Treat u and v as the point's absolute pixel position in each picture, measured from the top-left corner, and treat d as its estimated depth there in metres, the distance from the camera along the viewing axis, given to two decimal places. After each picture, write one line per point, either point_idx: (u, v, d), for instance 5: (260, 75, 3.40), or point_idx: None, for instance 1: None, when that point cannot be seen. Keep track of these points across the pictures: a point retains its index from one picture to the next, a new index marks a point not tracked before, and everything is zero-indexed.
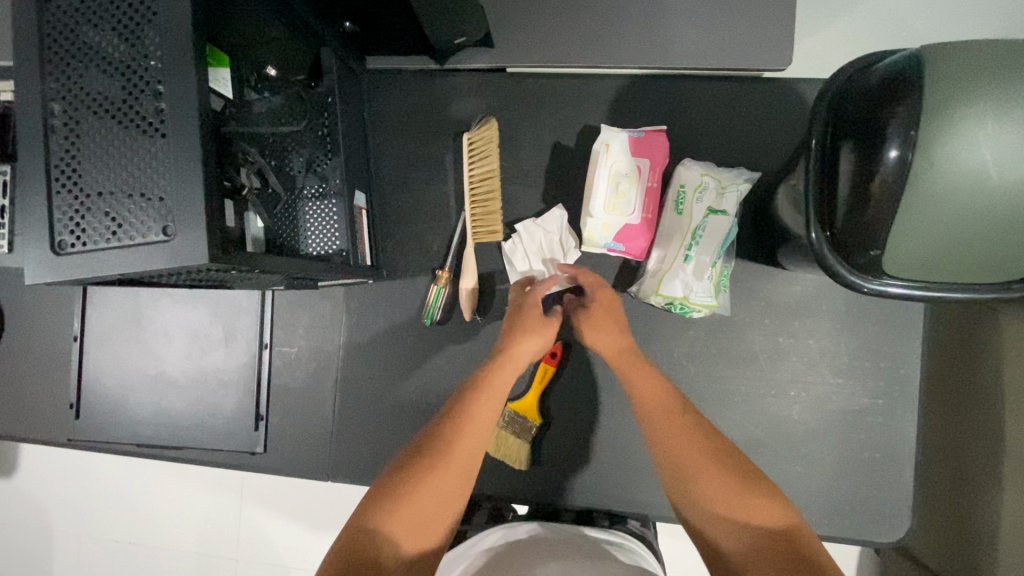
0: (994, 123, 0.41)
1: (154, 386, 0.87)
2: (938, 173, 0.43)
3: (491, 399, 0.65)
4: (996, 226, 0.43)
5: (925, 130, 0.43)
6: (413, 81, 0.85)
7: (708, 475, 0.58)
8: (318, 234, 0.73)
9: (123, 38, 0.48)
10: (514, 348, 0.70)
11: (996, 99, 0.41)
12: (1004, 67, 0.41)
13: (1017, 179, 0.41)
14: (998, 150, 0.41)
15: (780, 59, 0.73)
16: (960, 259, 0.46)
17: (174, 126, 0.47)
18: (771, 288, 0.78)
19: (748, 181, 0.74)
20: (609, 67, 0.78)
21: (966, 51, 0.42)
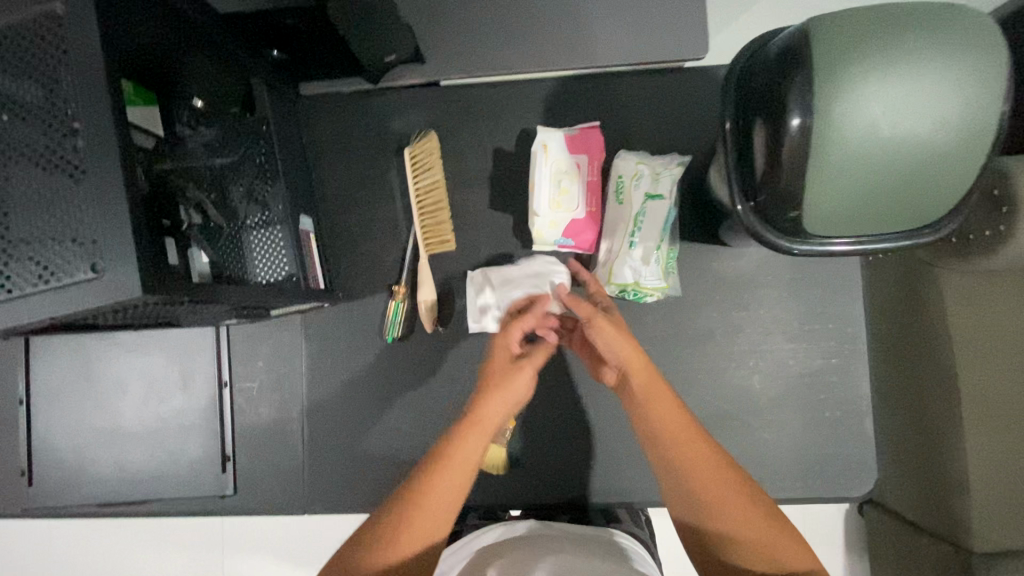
0: (878, 81, 0.44)
1: (111, 442, 0.84)
2: (840, 132, 0.45)
3: (461, 459, 0.57)
4: (897, 174, 0.46)
5: (820, 94, 0.45)
6: (349, 103, 0.86)
7: (729, 516, 0.57)
8: (266, 262, 0.72)
9: (38, 83, 0.47)
10: (484, 409, 0.60)
11: (876, 58, 0.44)
12: (878, 30, 0.45)
13: (905, 129, 0.44)
14: (886, 104, 0.44)
15: (697, 47, 0.77)
16: (876, 208, 0.48)
17: (95, 162, 0.46)
18: (718, 265, 0.80)
19: (680, 164, 0.76)
20: (539, 71, 0.81)
21: (843, 20, 0.46)
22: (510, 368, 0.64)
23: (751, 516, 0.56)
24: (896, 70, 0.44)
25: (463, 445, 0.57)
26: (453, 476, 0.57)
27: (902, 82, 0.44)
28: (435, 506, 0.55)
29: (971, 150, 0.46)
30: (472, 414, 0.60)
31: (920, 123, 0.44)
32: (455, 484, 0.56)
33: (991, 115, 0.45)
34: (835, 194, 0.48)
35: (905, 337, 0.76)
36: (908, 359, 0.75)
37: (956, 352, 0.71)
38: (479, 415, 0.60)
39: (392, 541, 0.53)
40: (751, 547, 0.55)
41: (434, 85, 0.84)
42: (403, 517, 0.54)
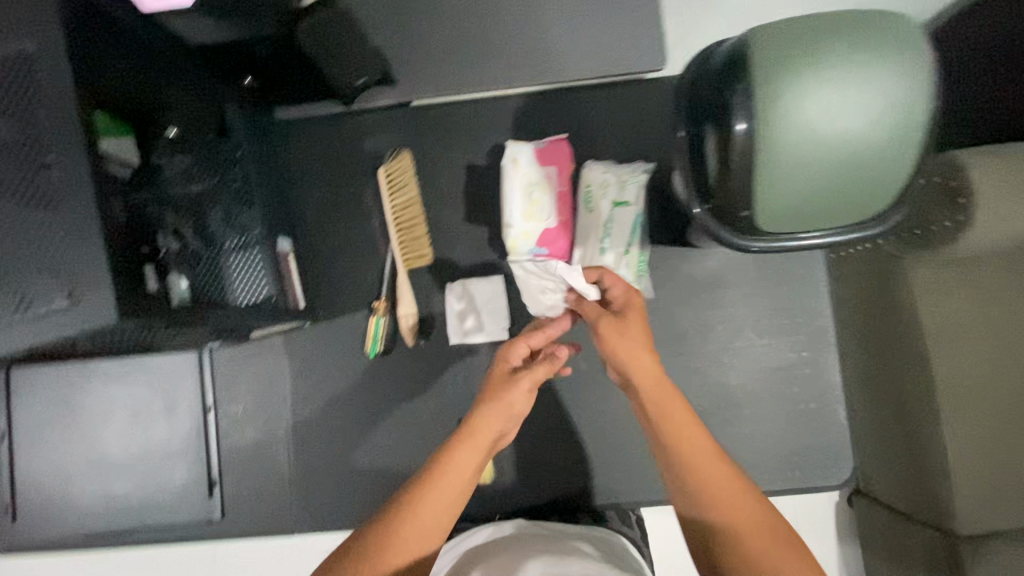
0: (814, 85, 0.47)
1: (95, 472, 0.83)
2: (781, 135, 0.48)
3: (451, 475, 0.52)
4: (839, 172, 0.49)
5: (762, 100, 0.48)
6: (323, 125, 0.88)
7: (714, 514, 0.50)
8: (244, 283, 0.72)
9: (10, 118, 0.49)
10: (478, 422, 0.56)
11: (811, 65, 0.47)
12: (812, 38, 0.48)
13: (842, 128, 0.47)
14: (823, 106, 0.47)
15: (655, 59, 0.80)
16: (823, 204, 0.51)
17: (70, 194, 0.48)
18: (688, 266, 0.83)
19: (645, 172, 0.80)
20: (506, 88, 0.83)
21: (778, 30, 0.49)
22: (507, 381, 0.59)
23: (739, 515, 0.49)
24: (829, 73, 0.47)
25: (455, 460, 0.53)
26: (441, 495, 0.52)
27: (836, 85, 0.47)
28: (419, 529, 0.50)
29: (907, 145, 0.49)
30: (467, 425, 0.56)
31: (863, 118, 0.47)
32: (442, 504, 0.51)
33: (923, 111, 0.48)
34: (783, 193, 0.51)
35: (876, 328, 0.77)
36: (883, 349, 0.76)
37: (931, 339, 0.70)
38: (473, 429, 0.55)
39: (370, 564, 0.48)
40: (737, 544, 0.48)
41: (406, 106, 0.86)
42: (384, 536, 0.49)
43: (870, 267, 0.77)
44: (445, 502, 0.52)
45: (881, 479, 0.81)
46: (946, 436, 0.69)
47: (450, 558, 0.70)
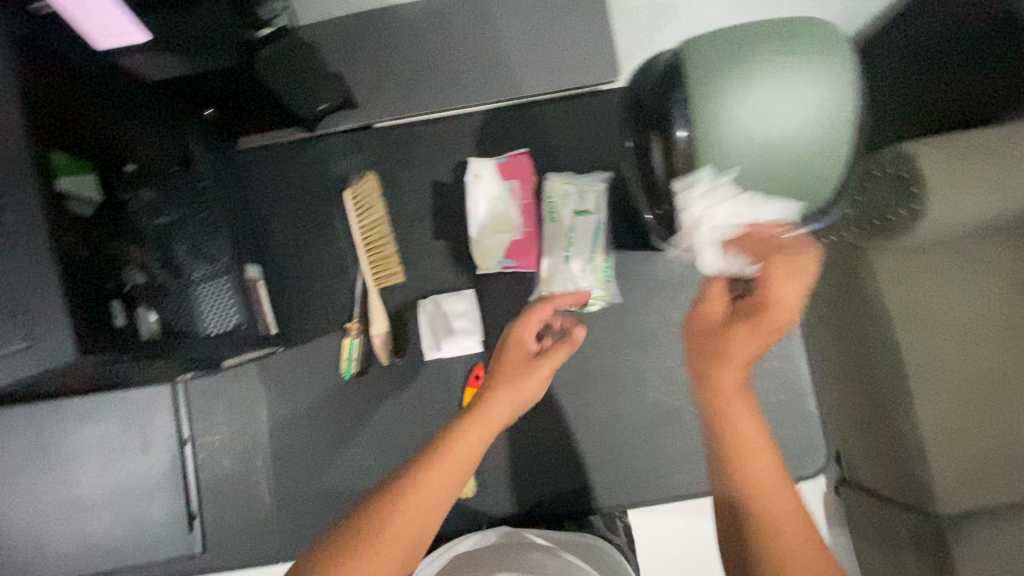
0: (741, 94, 0.49)
1: (71, 514, 0.82)
2: (716, 144, 0.50)
3: (457, 455, 0.53)
4: (777, 173, 0.51)
5: (696, 111, 0.51)
6: (287, 152, 0.89)
7: (789, 535, 0.51)
8: (215, 313, 0.73)
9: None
10: (489, 405, 0.58)
11: (736, 75, 0.50)
12: (736, 50, 0.50)
13: (771, 132, 0.49)
14: (752, 113, 0.49)
15: (609, 70, 0.83)
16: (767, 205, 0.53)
17: (23, 235, 0.48)
18: (654, 269, 0.84)
19: (602, 181, 0.83)
20: (466, 106, 0.85)
21: (704, 44, 0.52)
22: (528, 363, 0.63)
23: (796, 531, 0.51)
24: (754, 81, 0.49)
25: (461, 439, 0.54)
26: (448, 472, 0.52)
27: (762, 92, 0.49)
28: (420, 510, 0.49)
29: (840, 142, 0.52)
30: (478, 407, 0.57)
31: (799, 121, 0.50)
32: (446, 484, 0.51)
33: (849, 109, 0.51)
34: (729, 193, 0.52)
35: (848, 319, 0.88)
36: (856, 336, 0.86)
37: (894, 323, 0.82)
38: (482, 410, 0.57)
39: (376, 530, 0.48)
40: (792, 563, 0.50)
41: (369, 128, 0.88)
42: (390, 502, 0.50)
43: (840, 260, 0.89)
44: (447, 481, 0.51)
45: (864, 464, 0.89)
46: (918, 412, 0.80)
47: (439, 563, 0.77)
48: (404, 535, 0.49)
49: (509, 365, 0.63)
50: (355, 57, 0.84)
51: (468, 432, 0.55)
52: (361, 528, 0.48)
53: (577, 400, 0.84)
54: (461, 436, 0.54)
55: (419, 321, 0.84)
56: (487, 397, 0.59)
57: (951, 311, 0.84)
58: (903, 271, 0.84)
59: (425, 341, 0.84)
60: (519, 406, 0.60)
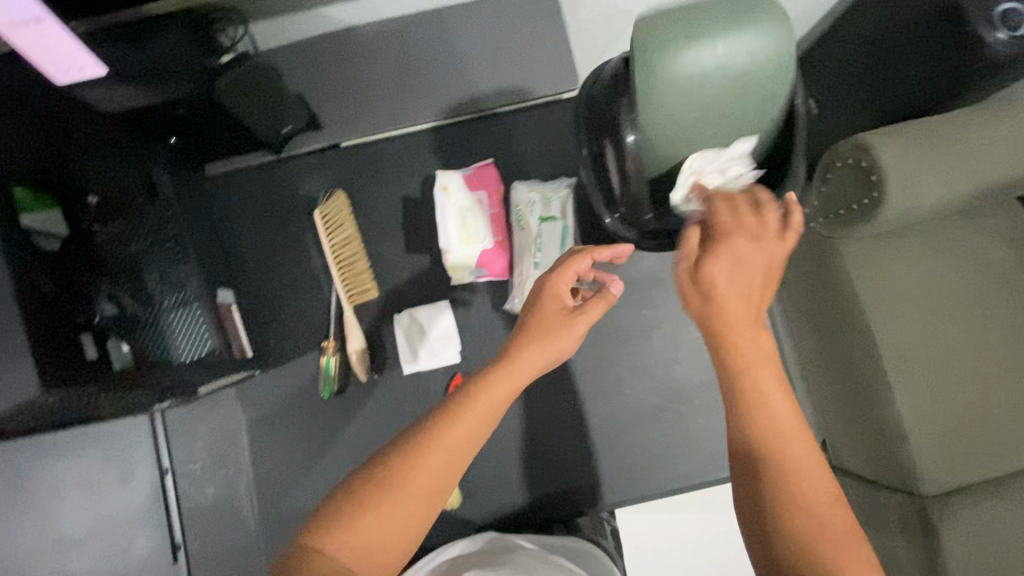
0: (689, 49, 0.49)
1: (48, 555, 0.79)
2: (658, 95, 0.51)
3: (487, 402, 0.51)
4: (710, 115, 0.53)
5: (646, 65, 0.51)
6: (256, 176, 0.89)
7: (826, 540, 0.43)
8: (186, 340, 0.72)
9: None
10: (519, 356, 0.55)
11: (688, 32, 0.49)
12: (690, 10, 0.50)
13: (711, 84, 0.51)
14: (694, 69, 0.50)
15: (567, 79, 0.85)
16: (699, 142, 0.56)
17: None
18: (624, 269, 0.86)
19: (568, 187, 0.83)
20: (430, 121, 0.87)
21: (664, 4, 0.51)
22: (561, 318, 0.57)
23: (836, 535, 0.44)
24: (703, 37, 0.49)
25: (493, 388, 0.52)
26: (476, 417, 0.51)
27: (707, 48, 0.49)
28: (448, 453, 0.49)
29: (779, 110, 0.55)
30: (510, 355, 0.55)
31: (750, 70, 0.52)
32: (476, 431, 0.50)
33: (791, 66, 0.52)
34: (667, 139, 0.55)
35: (821, 307, 0.90)
36: (832, 324, 0.88)
37: (867, 309, 0.85)
38: (513, 360, 0.55)
39: (396, 482, 0.47)
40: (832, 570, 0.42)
41: (336, 147, 0.89)
42: (412, 456, 0.48)
43: (810, 254, 0.91)
44: (476, 429, 0.50)
45: (847, 450, 0.92)
46: (897, 394, 0.83)
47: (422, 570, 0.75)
48: (423, 488, 0.48)
49: (541, 318, 0.57)
50: (317, 78, 0.85)
51: (499, 380, 0.53)
52: (381, 483, 0.47)
53: (557, 404, 0.85)
54: (491, 384, 0.53)
55: (396, 335, 0.85)
56: (519, 346, 0.56)
57: (921, 289, 0.87)
58: (871, 256, 0.87)
59: (402, 354, 0.84)
60: (552, 362, 0.57)
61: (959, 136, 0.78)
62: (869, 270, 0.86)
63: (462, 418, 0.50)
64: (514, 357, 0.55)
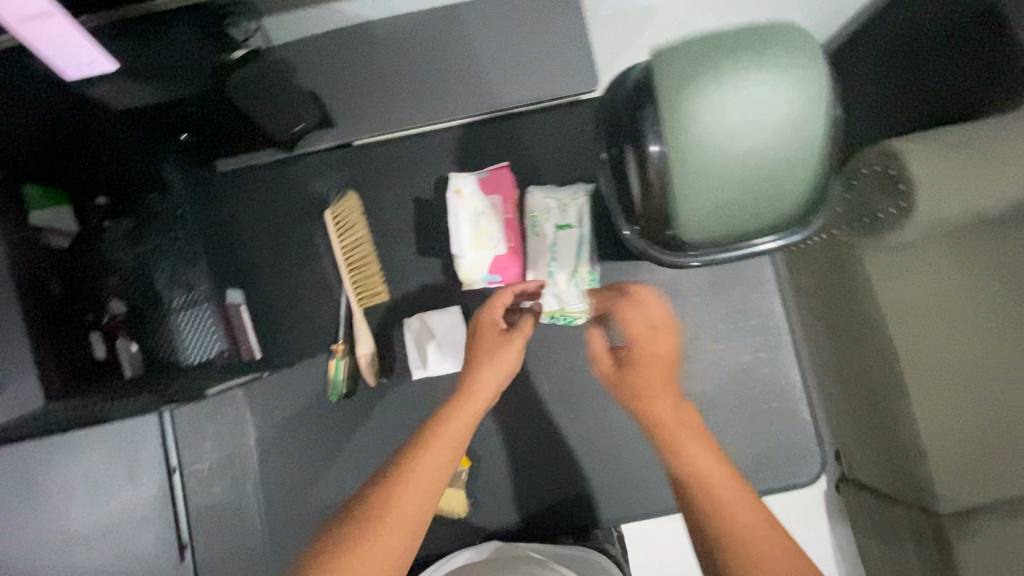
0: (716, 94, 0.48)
1: (58, 548, 0.81)
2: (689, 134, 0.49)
3: (447, 436, 0.61)
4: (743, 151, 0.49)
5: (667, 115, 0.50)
6: (267, 174, 0.88)
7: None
8: (195, 341, 0.72)
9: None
10: (472, 385, 0.67)
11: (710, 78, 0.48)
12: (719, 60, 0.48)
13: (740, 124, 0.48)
14: (725, 110, 0.48)
15: (586, 79, 0.82)
16: (731, 181, 0.51)
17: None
18: (642, 278, 0.83)
19: (585, 194, 0.82)
20: (444, 122, 0.85)
21: (688, 51, 0.50)
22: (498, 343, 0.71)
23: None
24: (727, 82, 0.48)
25: (452, 414, 0.64)
26: (442, 443, 0.61)
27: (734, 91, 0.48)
28: (417, 486, 0.57)
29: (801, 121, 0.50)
30: (467, 387, 0.67)
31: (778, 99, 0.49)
32: (442, 461, 0.59)
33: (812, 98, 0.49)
34: (694, 168, 0.50)
35: (845, 316, 0.86)
36: (849, 333, 0.86)
37: (890, 320, 0.81)
38: (463, 395, 0.66)
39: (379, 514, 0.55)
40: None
41: (348, 146, 0.87)
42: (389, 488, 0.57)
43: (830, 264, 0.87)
44: (444, 457, 0.60)
45: (866, 466, 0.90)
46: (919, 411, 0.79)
47: None
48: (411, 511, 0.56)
49: (483, 349, 0.70)
50: (329, 74, 0.83)
51: (457, 409, 0.64)
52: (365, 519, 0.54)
53: (567, 414, 0.83)
54: (450, 412, 0.64)
55: (405, 340, 0.84)
56: (472, 377, 0.67)
57: (954, 302, 0.82)
58: (899, 265, 0.83)
59: (411, 360, 0.83)
60: (502, 378, 0.69)
61: (1001, 142, 0.74)
62: (892, 278, 0.82)
63: (428, 448, 0.60)
64: (468, 387, 0.67)
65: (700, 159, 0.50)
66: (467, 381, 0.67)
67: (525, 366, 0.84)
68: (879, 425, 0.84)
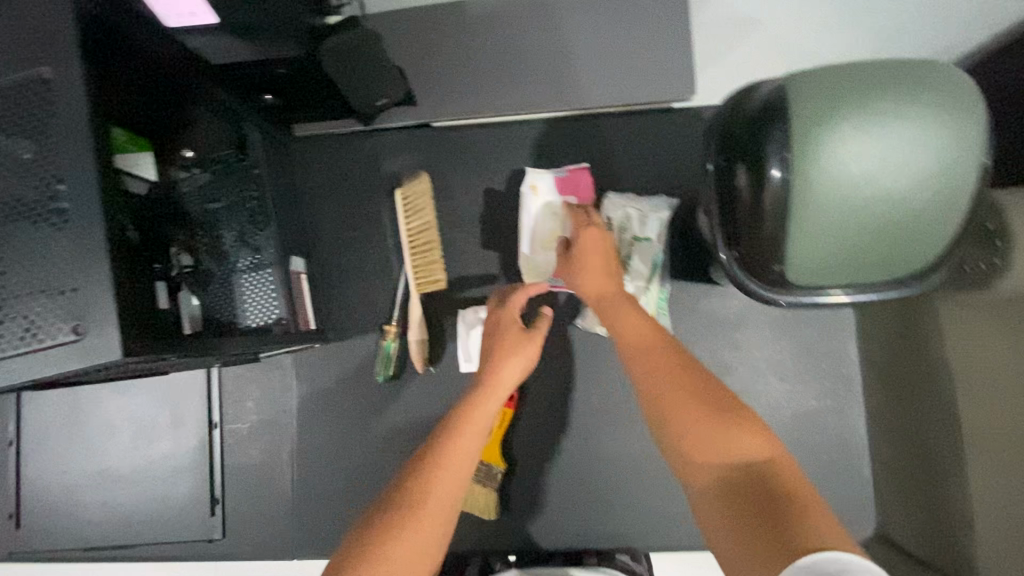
0: (849, 139, 0.45)
1: (101, 483, 0.84)
2: (816, 177, 0.46)
3: (473, 427, 0.60)
4: (869, 201, 0.46)
5: (797, 153, 0.47)
6: (341, 144, 0.87)
7: (709, 437, 0.51)
8: (256, 304, 0.73)
9: (20, 131, 0.47)
10: (496, 375, 0.66)
11: (848, 121, 0.45)
12: (852, 105, 0.45)
13: (871, 175, 0.45)
14: (855, 157, 0.45)
15: (684, 87, 0.77)
16: (854, 233, 0.48)
17: (76, 208, 0.46)
18: (711, 303, 0.80)
19: (667, 207, 0.78)
20: (528, 113, 0.82)
21: (823, 92, 0.47)
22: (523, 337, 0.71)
23: (719, 426, 0.51)
24: (865, 128, 0.45)
25: (481, 405, 0.63)
26: (472, 432, 0.60)
27: (868, 139, 0.45)
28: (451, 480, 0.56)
29: (939, 176, 0.46)
30: (492, 376, 0.66)
31: (915, 151, 0.45)
32: (471, 453, 0.59)
33: (954, 152, 0.45)
34: (813, 213, 0.47)
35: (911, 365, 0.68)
36: (918, 384, 0.68)
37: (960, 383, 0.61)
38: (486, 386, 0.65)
39: (417, 503, 0.54)
40: (720, 463, 0.49)
41: (425, 126, 0.85)
42: (426, 478, 0.55)
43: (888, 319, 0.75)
44: (472, 447, 0.59)
45: (909, 530, 0.71)
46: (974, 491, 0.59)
47: None
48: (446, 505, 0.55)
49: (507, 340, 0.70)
50: (417, 50, 0.81)
51: (484, 398, 0.64)
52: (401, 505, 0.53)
53: (612, 431, 0.80)
54: (478, 403, 0.63)
55: (458, 333, 0.82)
56: (495, 368, 0.67)
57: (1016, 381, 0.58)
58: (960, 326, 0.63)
59: (462, 353, 0.82)
60: (525, 368, 0.69)
61: None
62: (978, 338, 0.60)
63: (460, 437, 0.59)
64: (491, 377, 0.66)
65: (830, 207, 0.47)
66: (491, 372, 0.67)
67: (576, 376, 0.81)
68: (930, 497, 0.66)
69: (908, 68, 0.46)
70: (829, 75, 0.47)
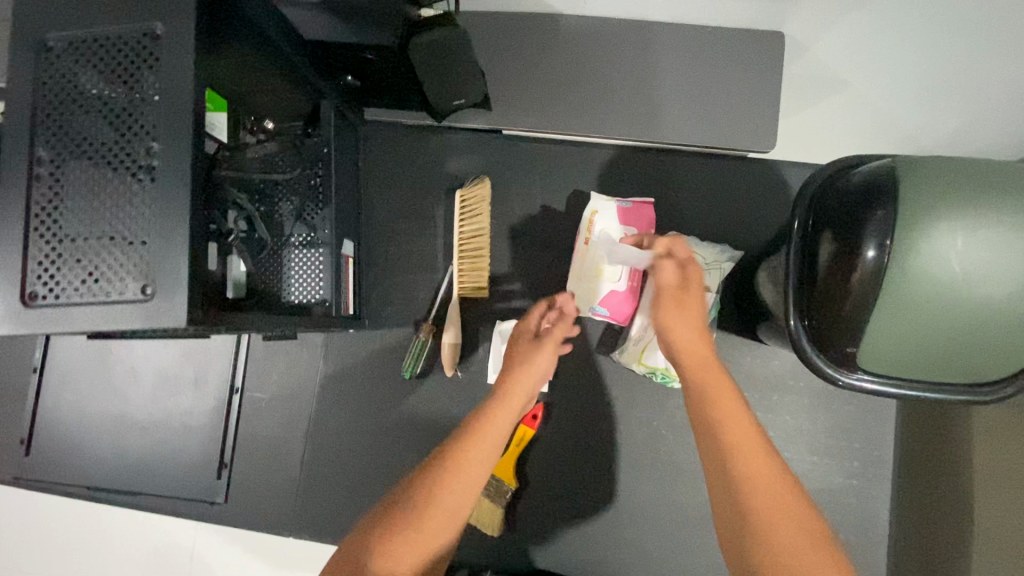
0: (951, 237, 0.45)
1: (113, 425, 0.84)
2: (916, 266, 0.46)
3: (482, 445, 0.60)
4: (958, 302, 0.46)
5: (900, 238, 0.46)
6: (409, 135, 0.87)
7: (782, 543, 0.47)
8: (302, 282, 0.74)
9: (120, 79, 0.47)
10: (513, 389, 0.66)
11: (954, 220, 0.45)
12: (960, 204, 0.45)
13: (964, 278, 0.45)
14: (957, 258, 0.45)
15: (763, 140, 0.76)
16: (931, 330, 0.47)
17: (165, 167, 0.46)
18: (751, 361, 0.79)
19: (730, 259, 0.77)
20: (601, 137, 0.81)
21: (931, 182, 0.46)
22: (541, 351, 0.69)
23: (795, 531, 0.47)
24: (970, 228, 0.45)
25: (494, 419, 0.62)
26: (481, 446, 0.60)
27: (969, 242, 0.45)
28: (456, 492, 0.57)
29: None
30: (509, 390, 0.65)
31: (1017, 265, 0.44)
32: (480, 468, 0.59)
33: None
34: (897, 304, 0.47)
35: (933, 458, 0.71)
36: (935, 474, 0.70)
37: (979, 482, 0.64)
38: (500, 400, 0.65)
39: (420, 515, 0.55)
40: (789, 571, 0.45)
41: (496, 132, 0.84)
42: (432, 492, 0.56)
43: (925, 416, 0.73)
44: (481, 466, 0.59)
45: None
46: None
47: None
48: (449, 510, 0.56)
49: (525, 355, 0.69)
50: (502, 55, 0.79)
51: (496, 413, 0.63)
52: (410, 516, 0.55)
53: (629, 470, 0.79)
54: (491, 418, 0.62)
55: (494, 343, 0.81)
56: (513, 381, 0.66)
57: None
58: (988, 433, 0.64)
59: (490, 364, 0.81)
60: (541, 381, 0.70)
61: None
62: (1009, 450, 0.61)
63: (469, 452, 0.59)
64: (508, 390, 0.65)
65: (917, 302, 0.47)
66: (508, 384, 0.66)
67: (602, 409, 0.80)
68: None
69: (1015, 178, 0.46)
70: (942, 170, 0.47)
